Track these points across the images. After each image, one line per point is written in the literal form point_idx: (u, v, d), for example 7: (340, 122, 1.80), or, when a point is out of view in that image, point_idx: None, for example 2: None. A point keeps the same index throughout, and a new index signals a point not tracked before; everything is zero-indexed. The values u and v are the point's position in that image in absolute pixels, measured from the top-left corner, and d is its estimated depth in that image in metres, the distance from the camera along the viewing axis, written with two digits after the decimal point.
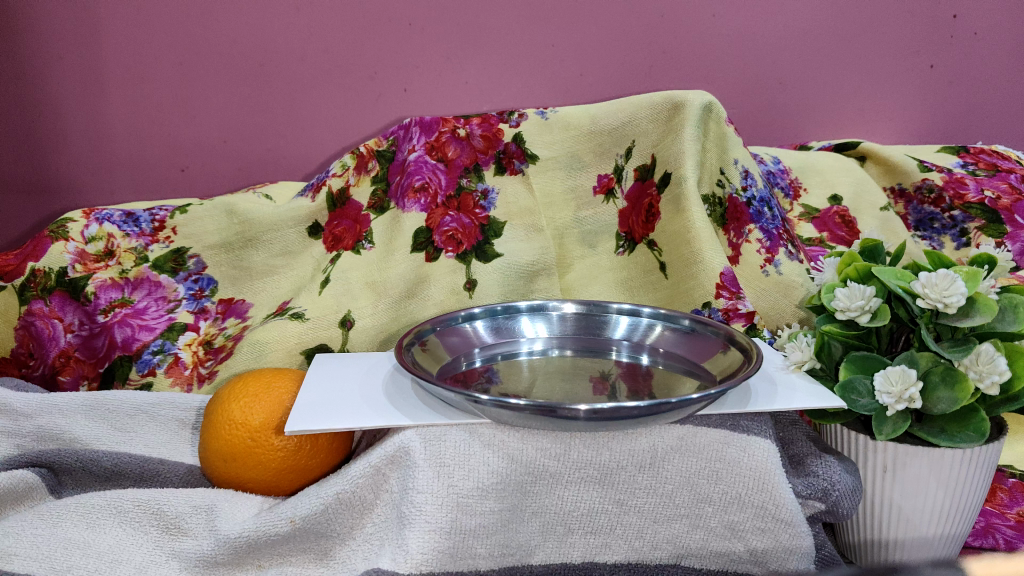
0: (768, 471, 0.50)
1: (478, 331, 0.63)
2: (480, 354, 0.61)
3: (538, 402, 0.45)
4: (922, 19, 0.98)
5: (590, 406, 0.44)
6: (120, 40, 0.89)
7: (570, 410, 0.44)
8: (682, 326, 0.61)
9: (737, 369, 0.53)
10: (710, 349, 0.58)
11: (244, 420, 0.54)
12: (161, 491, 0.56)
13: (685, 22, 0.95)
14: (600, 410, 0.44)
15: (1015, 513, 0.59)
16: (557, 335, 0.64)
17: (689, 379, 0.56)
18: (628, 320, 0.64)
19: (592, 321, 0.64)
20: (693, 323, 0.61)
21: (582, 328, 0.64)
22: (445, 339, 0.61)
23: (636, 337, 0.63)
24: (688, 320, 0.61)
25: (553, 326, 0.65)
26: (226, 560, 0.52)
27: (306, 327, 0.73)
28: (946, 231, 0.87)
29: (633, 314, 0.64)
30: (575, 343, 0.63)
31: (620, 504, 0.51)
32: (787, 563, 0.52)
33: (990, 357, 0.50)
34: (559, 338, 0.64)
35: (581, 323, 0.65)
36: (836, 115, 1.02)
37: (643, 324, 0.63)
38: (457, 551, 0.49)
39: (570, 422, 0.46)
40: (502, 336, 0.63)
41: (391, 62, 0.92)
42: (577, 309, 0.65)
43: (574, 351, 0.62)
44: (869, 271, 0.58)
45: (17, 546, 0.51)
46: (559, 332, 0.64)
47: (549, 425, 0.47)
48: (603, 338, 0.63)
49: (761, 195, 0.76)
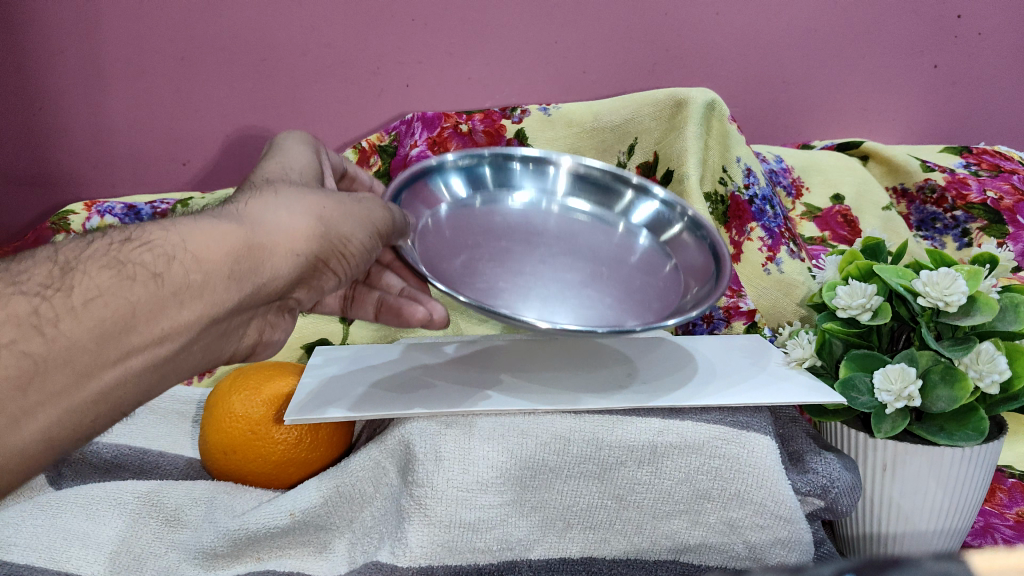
0: (768, 467, 0.50)
1: (458, 183, 0.62)
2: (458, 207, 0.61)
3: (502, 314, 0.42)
4: (928, 19, 0.96)
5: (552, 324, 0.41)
6: (116, 33, 0.88)
7: (531, 326, 0.41)
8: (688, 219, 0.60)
9: (706, 290, 0.52)
10: (698, 266, 0.56)
11: (244, 413, 0.54)
12: (159, 484, 0.56)
13: (690, 20, 0.93)
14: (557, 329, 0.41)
15: (1014, 513, 0.60)
16: (547, 189, 0.64)
17: (659, 284, 0.56)
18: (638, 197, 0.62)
19: (591, 181, 0.63)
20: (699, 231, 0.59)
21: (581, 187, 0.64)
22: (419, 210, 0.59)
23: (653, 228, 0.62)
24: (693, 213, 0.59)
25: (556, 182, 0.64)
26: (225, 551, 0.51)
27: (307, 320, 0.72)
28: (947, 231, 0.86)
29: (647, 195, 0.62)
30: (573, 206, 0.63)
31: (619, 499, 0.51)
32: (786, 557, 0.51)
33: (990, 356, 0.50)
34: (553, 190, 0.64)
35: (579, 182, 0.64)
36: (833, 115, 1.03)
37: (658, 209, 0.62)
38: (455, 545, 0.50)
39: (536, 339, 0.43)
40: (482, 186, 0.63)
41: (392, 58, 0.92)
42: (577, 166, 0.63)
43: (570, 213, 0.63)
44: (870, 269, 0.57)
45: (17, 537, 0.51)
46: (561, 190, 0.64)
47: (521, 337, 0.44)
48: (604, 202, 0.63)
49: (764, 193, 0.76)
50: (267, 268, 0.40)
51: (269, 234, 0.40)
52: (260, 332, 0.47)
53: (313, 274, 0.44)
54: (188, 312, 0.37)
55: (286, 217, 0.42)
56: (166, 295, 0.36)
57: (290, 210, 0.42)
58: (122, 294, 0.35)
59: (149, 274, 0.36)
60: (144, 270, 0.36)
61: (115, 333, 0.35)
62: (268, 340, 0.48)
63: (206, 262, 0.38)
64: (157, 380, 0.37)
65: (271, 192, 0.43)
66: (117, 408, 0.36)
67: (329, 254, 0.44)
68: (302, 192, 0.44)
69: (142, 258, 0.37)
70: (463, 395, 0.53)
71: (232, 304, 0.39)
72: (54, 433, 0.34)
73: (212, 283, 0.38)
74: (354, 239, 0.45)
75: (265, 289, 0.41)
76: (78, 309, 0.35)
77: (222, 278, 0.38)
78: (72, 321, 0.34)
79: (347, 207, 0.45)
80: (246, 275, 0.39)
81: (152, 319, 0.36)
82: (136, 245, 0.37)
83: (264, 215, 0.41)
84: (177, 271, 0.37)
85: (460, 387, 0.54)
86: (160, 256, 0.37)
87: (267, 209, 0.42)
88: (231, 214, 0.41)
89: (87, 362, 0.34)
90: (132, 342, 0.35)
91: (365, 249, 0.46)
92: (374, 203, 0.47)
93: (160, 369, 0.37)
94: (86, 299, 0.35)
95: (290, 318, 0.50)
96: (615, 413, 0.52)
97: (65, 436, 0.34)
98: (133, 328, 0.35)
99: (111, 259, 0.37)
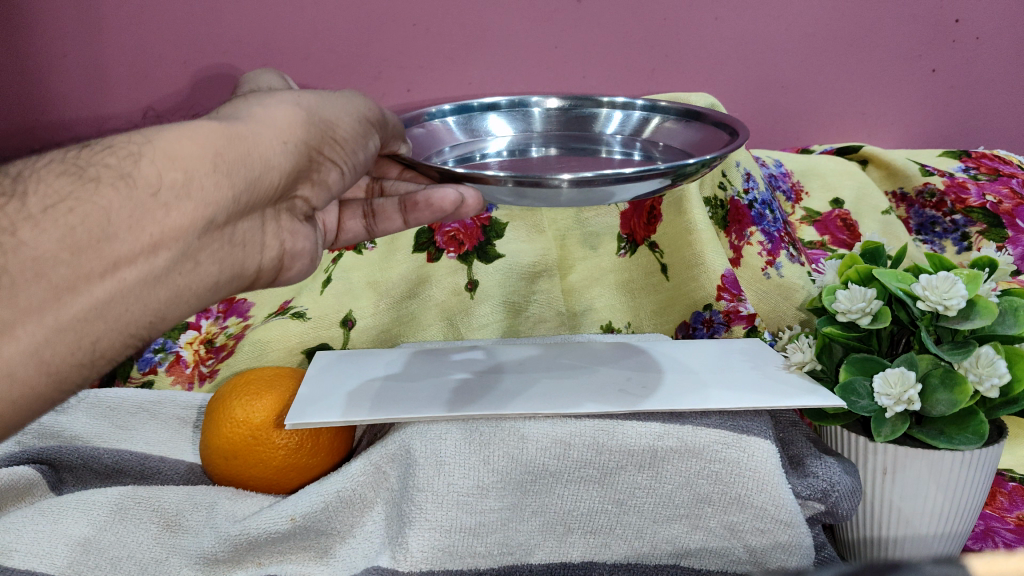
0: (768, 471, 0.50)
1: (449, 127, 0.63)
2: (452, 150, 0.61)
3: (521, 174, 0.43)
4: (924, 24, 0.97)
5: (573, 175, 0.41)
6: (121, 38, 0.88)
7: (553, 179, 0.42)
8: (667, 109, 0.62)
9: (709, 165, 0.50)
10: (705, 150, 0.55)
11: (245, 418, 0.54)
12: (160, 489, 0.56)
13: (689, 26, 0.93)
14: (585, 178, 0.41)
15: (1015, 517, 0.60)
16: (540, 132, 0.64)
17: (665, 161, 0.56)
18: (620, 113, 0.63)
19: (575, 118, 0.64)
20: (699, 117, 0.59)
21: (566, 125, 0.64)
22: (434, 136, 0.61)
23: (631, 128, 0.62)
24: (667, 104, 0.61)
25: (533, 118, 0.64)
26: (225, 557, 0.52)
27: (306, 325, 0.72)
28: (947, 234, 0.86)
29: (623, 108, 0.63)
30: (560, 138, 0.63)
31: (619, 504, 0.51)
32: (788, 562, 0.51)
33: (990, 360, 0.50)
34: (542, 131, 0.64)
35: (564, 120, 0.64)
36: (833, 120, 1.04)
37: (636, 116, 0.63)
38: (455, 549, 0.50)
39: (557, 194, 0.43)
40: (475, 136, 0.63)
41: (394, 63, 0.92)
42: (560, 105, 0.64)
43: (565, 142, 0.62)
44: (869, 273, 0.57)
45: (18, 542, 0.51)
46: (541, 129, 0.64)
47: (545, 199, 0.45)
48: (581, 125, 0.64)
49: (762, 198, 0.78)
50: (257, 160, 0.40)
51: (253, 127, 0.41)
52: (282, 242, 0.47)
53: (311, 167, 0.45)
54: (178, 215, 0.37)
55: (266, 110, 0.42)
56: (143, 195, 0.36)
57: (269, 105, 0.43)
58: (90, 199, 0.35)
59: (118, 176, 0.36)
60: (111, 171, 0.36)
61: (92, 242, 0.35)
62: (292, 251, 0.48)
63: (185, 154, 0.37)
64: (163, 300, 0.38)
65: (244, 98, 0.44)
66: (120, 331, 0.37)
67: (322, 141, 0.44)
68: (274, 92, 0.44)
69: (106, 161, 0.37)
70: (463, 399, 0.53)
71: (225, 201, 0.39)
72: (42, 358, 0.34)
73: (199, 177, 0.38)
74: (342, 121, 0.45)
75: (260, 182, 0.41)
76: (39, 216, 0.34)
77: (209, 175, 0.38)
78: (36, 229, 0.34)
79: (324, 97, 0.45)
80: (240, 164, 0.39)
81: (137, 224, 0.36)
82: (99, 149, 0.38)
83: (243, 111, 0.42)
84: (148, 169, 0.36)
85: (460, 391, 0.54)
86: (126, 157, 0.37)
87: (242, 107, 0.42)
88: (208, 117, 0.41)
89: (70, 276, 0.34)
90: (117, 251, 0.35)
91: (364, 129, 0.47)
92: (351, 93, 0.48)
93: (160, 284, 0.37)
94: (47, 206, 0.35)
95: (309, 226, 0.50)
96: (616, 416, 0.52)
97: (58, 362, 0.35)
98: (115, 237, 0.35)
99: (70, 165, 0.37)
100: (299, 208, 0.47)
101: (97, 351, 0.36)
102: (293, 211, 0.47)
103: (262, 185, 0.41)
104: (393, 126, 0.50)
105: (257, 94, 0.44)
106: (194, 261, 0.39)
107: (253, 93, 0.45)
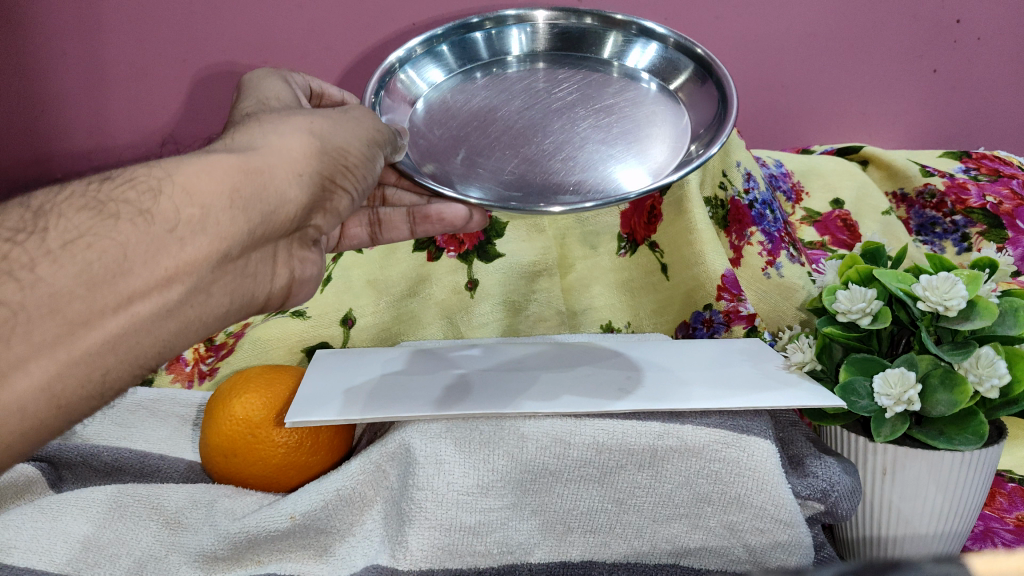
0: (768, 470, 0.50)
1: (425, 67, 0.63)
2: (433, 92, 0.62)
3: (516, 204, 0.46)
4: (925, 25, 0.96)
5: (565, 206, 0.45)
6: None
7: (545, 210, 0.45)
8: (695, 53, 0.59)
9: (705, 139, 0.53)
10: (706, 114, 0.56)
11: (244, 416, 0.54)
12: (160, 487, 0.55)
13: (689, 25, 0.93)
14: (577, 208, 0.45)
15: (1015, 518, 0.60)
16: (523, 47, 0.65)
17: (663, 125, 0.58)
18: (642, 43, 0.62)
19: (565, 34, 0.64)
20: (709, 77, 0.58)
21: (556, 40, 0.64)
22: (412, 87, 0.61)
23: (655, 63, 0.62)
24: (701, 49, 0.58)
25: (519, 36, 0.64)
26: (225, 555, 0.52)
27: (306, 324, 0.72)
28: (947, 235, 0.85)
29: (641, 38, 0.62)
30: (552, 59, 0.64)
31: (620, 503, 0.52)
32: (787, 561, 0.51)
33: (990, 360, 0.50)
34: (537, 49, 0.65)
35: (552, 35, 0.64)
36: (832, 120, 1.04)
37: (659, 50, 0.61)
38: (455, 548, 0.50)
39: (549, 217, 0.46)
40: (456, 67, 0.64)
41: None
42: (546, 20, 0.63)
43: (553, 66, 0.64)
44: (869, 273, 0.57)
45: (17, 539, 0.51)
46: (526, 48, 0.65)
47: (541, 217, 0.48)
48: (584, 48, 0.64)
49: (762, 198, 0.78)
50: (273, 197, 0.40)
51: (268, 160, 0.41)
52: (293, 269, 0.46)
53: (325, 197, 0.45)
54: (192, 248, 0.37)
55: (280, 139, 0.42)
56: (160, 232, 0.36)
57: (283, 133, 0.43)
58: (109, 235, 0.35)
59: (136, 212, 0.36)
60: (130, 207, 0.36)
61: (107, 277, 0.34)
62: (302, 277, 0.48)
63: (203, 193, 0.37)
64: (174, 330, 0.38)
65: (256, 123, 0.43)
66: (131, 363, 0.36)
67: (335, 170, 0.45)
68: (285, 118, 0.44)
69: (126, 197, 0.37)
70: (461, 398, 0.53)
71: (242, 236, 0.39)
72: (53, 390, 0.34)
73: (216, 215, 0.38)
74: (353, 149, 0.46)
75: (275, 217, 0.41)
76: (58, 252, 0.34)
77: (225, 209, 0.38)
78: (54, 264, 0.34)
79: (334, 121, 0.46)
80: (255, 199, 0.39)
81: (152, 258, 0.35)
82: (117, 184, 0.38)
83: (256, 142, 0.42)
84: (166, 206, 0.37)
85: (460, 389, 0.54)
86: (145, 192, 0.37)
87: (257, 136, 0.42)
88: (222, 150, 0.41)
89: (84, 311, 0.34)
90: (131, 285, 0.35)
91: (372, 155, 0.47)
92: (359, 114, 0.48)
93: (170, 317, 0.37)
94: (66, 242, 0.35)
95: (317, 251, 0.50)
96: (614, 414, 0.52)
97: (69, 395, 0.34)
98: (129, 271, 0.35)
99: (90, 200, 0.37)
100: (310, 235, 0.48)
101: (106, 381, 0.35)
102: (305, 237, 0.47)
103: (277, 219, 0.41)
104: (399, 145, 0.52)
105: (268, 118, 0.44)
106: (204, 293, 0.38)
107: (263, 115, 0.45)
